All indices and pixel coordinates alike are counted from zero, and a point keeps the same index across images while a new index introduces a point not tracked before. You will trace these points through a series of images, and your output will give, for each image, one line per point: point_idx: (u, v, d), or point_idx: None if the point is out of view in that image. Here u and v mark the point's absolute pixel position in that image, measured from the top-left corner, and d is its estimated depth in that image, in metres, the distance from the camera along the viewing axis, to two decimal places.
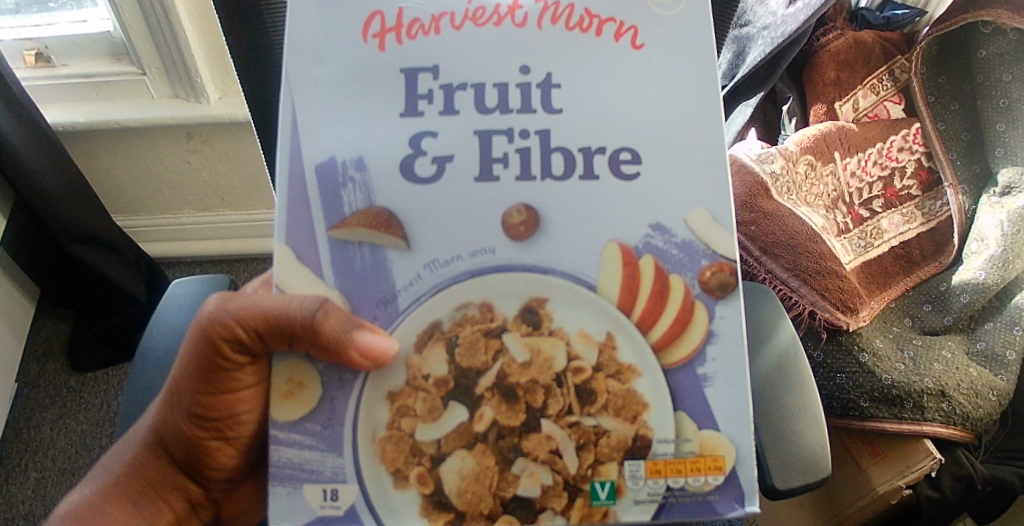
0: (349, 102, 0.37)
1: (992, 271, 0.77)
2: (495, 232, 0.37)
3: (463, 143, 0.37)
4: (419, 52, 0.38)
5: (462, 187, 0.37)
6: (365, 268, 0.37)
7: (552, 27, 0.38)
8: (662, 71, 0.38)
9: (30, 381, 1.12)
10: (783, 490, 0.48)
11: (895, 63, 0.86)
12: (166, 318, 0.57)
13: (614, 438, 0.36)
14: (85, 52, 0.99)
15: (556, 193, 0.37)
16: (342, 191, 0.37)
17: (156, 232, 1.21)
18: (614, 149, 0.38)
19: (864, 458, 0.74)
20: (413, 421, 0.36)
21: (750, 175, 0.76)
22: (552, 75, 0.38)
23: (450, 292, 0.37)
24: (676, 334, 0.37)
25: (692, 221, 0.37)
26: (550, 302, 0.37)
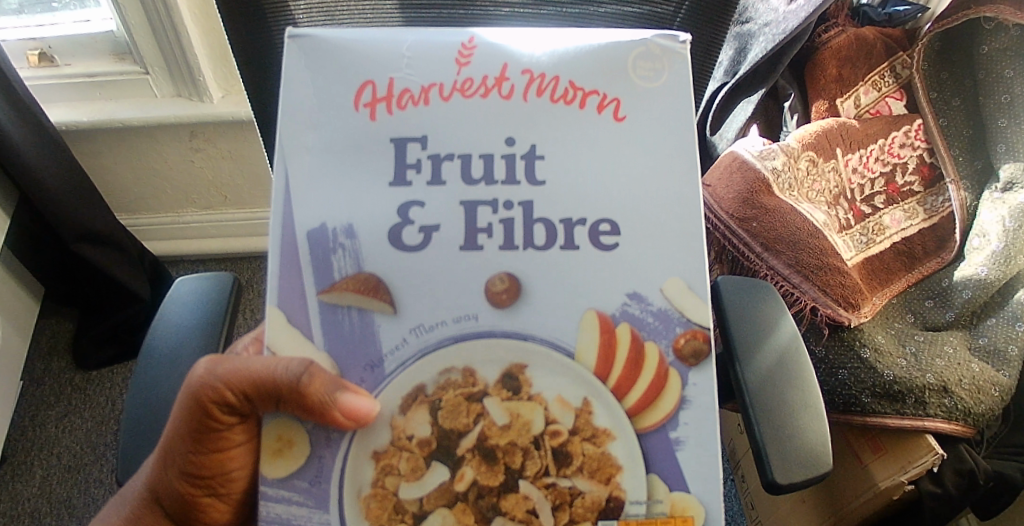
0: (340, 169, 0.38)
1: (994, 267, 0.76)
2: (478, 298, 0.38)
3: (450, 215, 0.39)
4: (408, 123, 0.39)
5: (447, 255, 0.38)
6: (353, 332, 0.37)
7: (537, 99, 0.39)
8: (640, 141, 0.39)
9: (35, 378, 1.13)
10: (784, 485, 0.49)
11: (896, 59, 0.86)
12: (171, 317, 0.57)
13: (589, 499, 0.36)
14: (87, 52, 0.99)
15: (537, 261, 0.38)
16: (332, 256, 0.38)
17: (159, 231, 1.22)
18: (594, 220, 0.39)
19: (866, 453, 0.75)
20: (396, 480, 0.36)
21: (751, 171, 0.77)
22: (536, 147, 0.39)
23: (435, 357, 0.37)
24: (651, 398, 0.37)
25: (668, 290, 0.38)
26: (530, 368, 0.37)
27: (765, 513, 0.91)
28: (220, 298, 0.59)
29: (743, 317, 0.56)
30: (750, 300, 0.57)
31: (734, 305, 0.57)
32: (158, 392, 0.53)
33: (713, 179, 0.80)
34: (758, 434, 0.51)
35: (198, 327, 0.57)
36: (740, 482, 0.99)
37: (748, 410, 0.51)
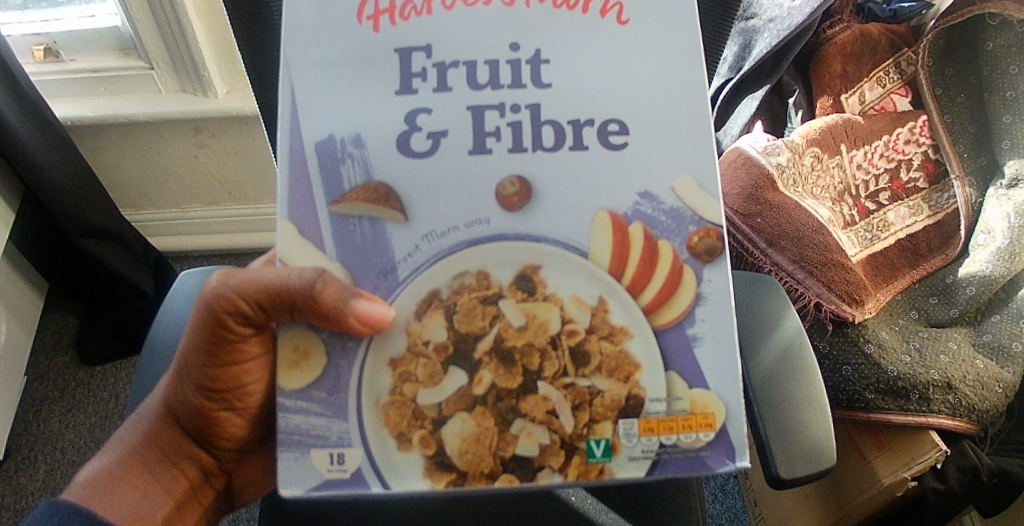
0: (345, 80, 0.38)
1: (999, 263, 0.77)
2: (489, 202, 0.38)
3: (457, 119, 0.38)
4: (411, 31, 0.38)
5: (457, 161, 0.38)
6: (365, 240, 0.38)
7: (540, 6, 0.39)
8: (648, 46, 0.39)
9: (39, 373, 1.13)
10: (788, 479, 0.49)
11: (900, 55, 0.85)
12: (176, 309, 0.58)
13: (608, 398, 0.38)
14: (92, 47, 0.99)
15: (547, 164, 0.38)
16: (340, 166, 0.38)
17: (164, 227, 1.22)
18: (602, 121, 0.39)
19: (870, 450, 0.75)
20: (414, 386, 0.38)
21: (756, 167, 0.77)
22: (541, 52, 0.38)
23: (447, 262, 0.38)
24: (666, 297, 0.38)
25: (679, 189, 0.38)
26: (545, 269, 0.38)
27: (769, 511, 0.91)
28: None
29: (747, 312, 0.57)
30: (751, 294, 0.58)
31: (736, 300, 0.58)
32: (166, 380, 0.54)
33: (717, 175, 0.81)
34: (761, 428, 0.51)
35: None
36: (744, 481, 0.99)
37: (752, 404, 0.52)
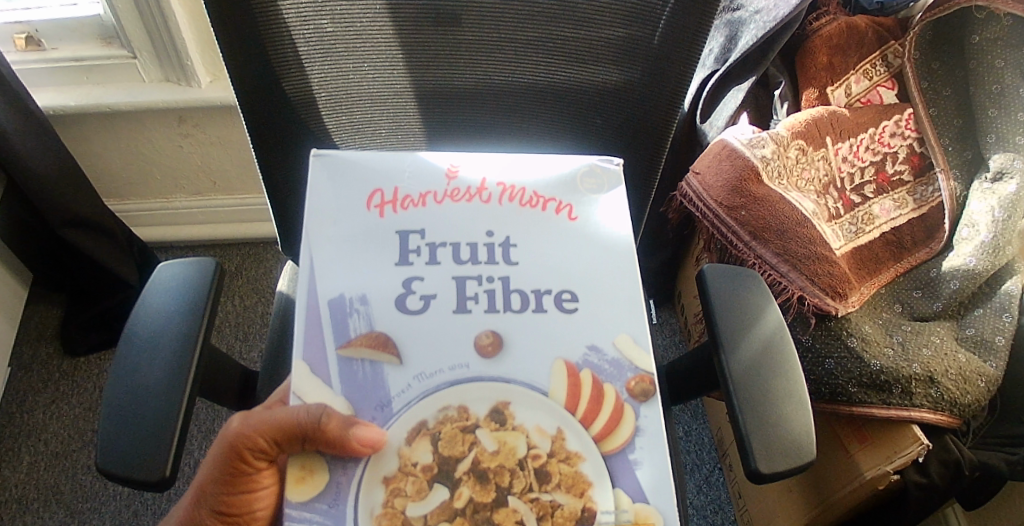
0: (356, 252, 0.45)
1: (982, 257, 0.75)
2: (468, 350, 0.41)
3: (445, 286, 0.44)
4: (408, 219, 0.47)
5: (443, 318, 0.43)
6: (365, 380, 0.40)
7: (509, 204, 0.48)
8: (593, 234, 0.48)
9: (23, 364, 1.13)
10: (767, 473, 0.49)
11: (888, 48, 0.84)
12: (154, 300, 0.57)
13: (566, 510, 0.37)
14: (74, 36, 0.97)
15: (515, 324, 0.43)
16: (349, 320, 0.42)
17: (148, 218, 1.21)
18: (559, 291, 0.45)
19: (853, 444, 0.75)
20: (403, 501, 0.36)
21: (740, 159, 0.77)
22: (510, 238, 0.47)
23: (434, 398, 0.40)
24: (610, 429, 0.40)
25: (619, 343, 0.43)
26: (513, 404, 0.40)
27: (757, 509, 0.91)
28: (203, 280, 0.59)
29: (727, 303, 0.57)
30: (735, 285, 0.59)
31: (720, 291, 0.58)
32: (141, 376, 0.52)
33: (702, 167, 0.80)
34: (741, 420, 0.50)
35: (182, 310, 0.57)
36: (728, 471, 1.00)
37: (731, 398, 0.52)
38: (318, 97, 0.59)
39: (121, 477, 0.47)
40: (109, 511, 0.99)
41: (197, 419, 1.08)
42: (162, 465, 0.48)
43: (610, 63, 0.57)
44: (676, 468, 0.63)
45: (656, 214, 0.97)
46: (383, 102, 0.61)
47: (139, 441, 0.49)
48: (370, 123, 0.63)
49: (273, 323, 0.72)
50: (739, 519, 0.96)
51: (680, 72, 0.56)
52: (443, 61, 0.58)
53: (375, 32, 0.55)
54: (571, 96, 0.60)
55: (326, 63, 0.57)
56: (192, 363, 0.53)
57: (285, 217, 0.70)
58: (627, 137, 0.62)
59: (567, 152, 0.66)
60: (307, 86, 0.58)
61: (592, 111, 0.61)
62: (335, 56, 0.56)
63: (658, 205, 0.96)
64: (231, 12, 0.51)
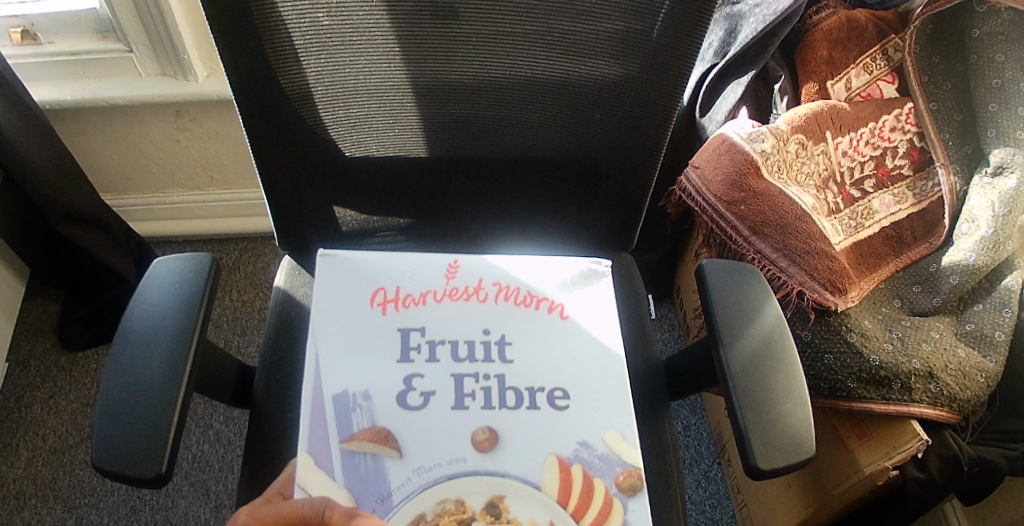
0: (362, 350, 0.50)
1: (982, 253, 0.75)
2: (464, 445, 0.46)
3: (443, 382, 0.49)
4: (409, 319, 0.53)
5: (442, 414, 0.47)
6: (367, 474, 0.43)
7: (504, 303, 0.55)
8: (582, 333, 0.54)
9: (21, 359, 1.12)
10: (766, 470, 0.48)
11: (888, 42, 0.84)
12: (150, 297, 0.57)
13: None
14: (71, 29, 0.96)
15: (508, 418, 0.48)
16: (353, 414, 0.47)
17: (145, 212, 1.21)
18: (550, 388, 0.50)
19: (852, 440, 0.75)
20: None
21: (740, 154, 0.76)
22: (504, 336, 0.52)
23: (432, 491, 0.43)
24: (599, 522, 0.43)
25: (607, 439, 0.47)
26: (507, 497, 0.43)
27: (757, 505, 0.91)
28: (199, 276, 0.59)
29: (727, 299, 0.57)
30: (733, 282, 0.59)
31: (718, 287, 0.58)
32: (138, 372, 0.52)
33: (701, 161, 0.80)
34: (740, 417, 0.50)
35: (178, 306, 0.56)
36: (727, 465, 0.99)
37: (731, 394, 0.51)
38: (314, 91, 0.59)
39: (117, 473, 0.47)
40: (108, 506, 0.99)
41: (195, 413, 1.08)
42: (159, 461, 0.47)
43: (610, 56, 0.56)
44: (675, 464, 0.63)
45: (655, 209, 0.97)
46: (379, 95, 0.61)
47: (135, 437, 0.48)
48: (367, 118, 0.62)
49: (271, 319, 0.72)
50: (738, 514, 0.96)
51: (679, 66, 0.55)
52: (444, 57, 0.57)
53: (372, 26, 0.54)
54: (569, 90, 0.60)
55: (324, 56, 0.56)
56: (188, 360, 0.53)
57: (283, 212, 0.70)
58: (626, 131, 0.62)
59: (566, 146, 0.65)
60: (305, 83, 0.57)
61: (591, 106, 0.61)
62: (334, 51, 0.56)
63: (657, 200, 0.96)
64: (227, 9, 0.51)
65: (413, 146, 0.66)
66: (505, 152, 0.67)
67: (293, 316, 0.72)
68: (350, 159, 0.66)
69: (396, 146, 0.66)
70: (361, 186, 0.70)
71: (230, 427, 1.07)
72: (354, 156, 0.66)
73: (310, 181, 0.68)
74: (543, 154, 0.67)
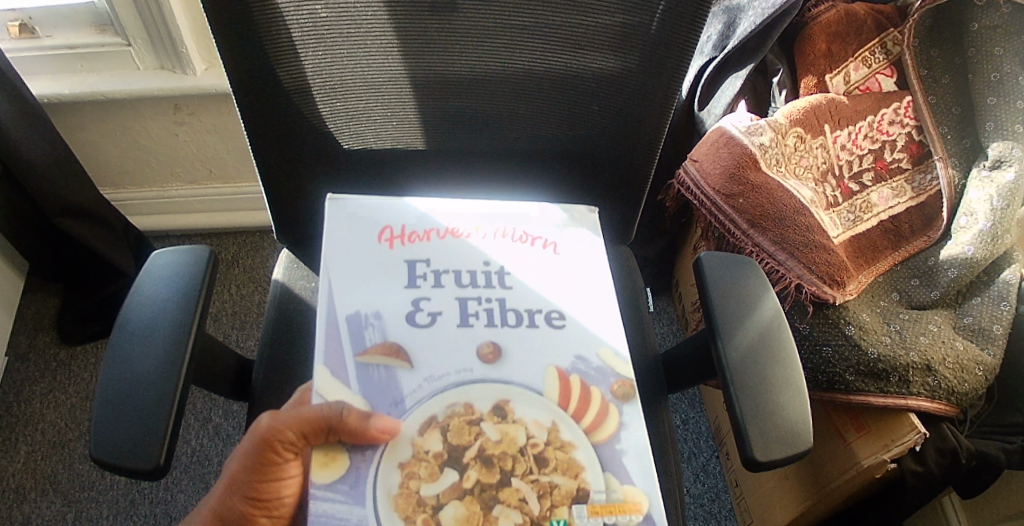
0: (368, 274, 0.48)
1: (981, 246, 0.75)
2: (470, 356, 0.44)
3: (449, 303, 0.47)
4: (415, 250, 0.50)
5: (448, 331, 0.46)
6: (378, 382, 0.42)
7: (503, 237, 0.53)
8: (577, 266, 0.52)
9: (20, 353, 1.12)
10: (763, 462, 0.48)
11: (887, 35, 0.84)
12: (147, 290, 0.57)
13: (563, 490, 0.39)
14: (68, 23, 0.95)
15: (513, 337, 0.46)
16: (365, 330, 0.45)
17: (144, 206, 1.21)
18: (551, 310, 0.48)
19: (850, 432, 0.75)
20: (417, 482, 0.38)
21: (738, 147, 0.76)
22: (507, 267, 0.51)
23: (443, 397, 0.42)
24: (599, 421, 0.43)
25: (604, 354, 0.47)
26: (513, 402, 0.42)
27: (755, 497, 0.91)
28: (196, 270, 0.59)
29: (725, 292, 0.57)
30: (730, 275, 0.58)
31: (715, 280, 0.58)
32: (135, 366, 0.51)
33: (699, 155, 0.80)
34: (738, 409, 0.50)
35: (175, 300, 0.56)
36: (726, 459, 1.00)
37: (728, 387, 0.51)
38: (312, 84, 0.58)
39: (115, 467, 0.47)
40: (107, 499, 0.99)
41: (194, 407, 1.08)
42: (155, 455, 0.47)
43: (609, 48, 0.56)
44: (673, 456, 0.63)
45: (654, 203, 0.97)
46: (377, 89, 0.60)
47: (132, 431, 0.48)
48: (365, 109, 0.62)
49: (269, 310, 0.72)
50: (736, 507, 0.96)
51: (678, 57, 0.55)
52: (441, 48, 0.57)
53: (370, 19, 0.54)
54: (567, 82, 0.59)
55: (321, 49, 0.56)
56: (185, 353, 0.53)
57: (281, 205, 0.70)
58: (625, 123, 0.62)
59: (564, 139, 0.65)
60: (302, 75, 0.57)
61: (590, 98, 0.61)
62: (329, 43, 0.55)
63: (655, 193, 0.96)
64: (227, 10, 0.51)
65: (412, 138, 0.66)
66: (503, 145, 0.67)
67: (292, 310, 0.72)
68: (348, 151, 0.66)
69: (394, 140, 0.66)
70: (359, 179, 0.70)
71: (229, 422, 1.07)
72: (353, 148, 0.66)
73: (308, 174, 0.68)
74: (543, 146, 0.67)
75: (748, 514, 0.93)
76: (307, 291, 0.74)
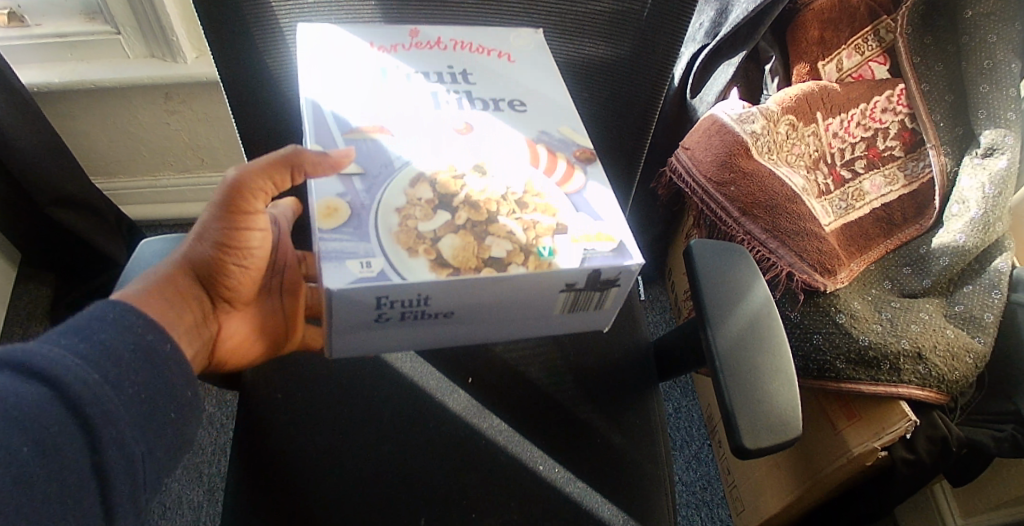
0: (339, 74, 0.50)
1: (972, 234, 0.75)
2: (445, 133, 0.49)
3: (421, 97, 0.51)
4: (385, 51, 0.53)
5: (423, 114, 0.49)
6: (367, 152, 0.46)
7: (461, 49, 0.54)
8: (534, 68, 0.55)
9: (12, 344, 1.12)
10: (752, 449, 0.48)
11: (879, 23, 0.83)
12: (132, 271, 0.53)
13: (541, 227, 0.44)
14: (59, 10, 0.95)
15: (481, 120, 0.50)
16: (348, 115, 0.48)
17: (136, 196, 1.21)
18: (513, 99, 0.53)
19: (841, 420, 0.75)
20: (414, 220, 0.43)
21: (730, 134, 0.76)
22: (470, 71, 0.54)
23: (427, 162, 0.46)
24: (567, 177, 0.48)
25: (563, 130, 0.52)
26: (489, 165, 0.47)
27: (746, 485, 0.91)
28: (184, 252, 0.55)
29: (716, 280, 0.57)
30: (721, 263, 0.58)
31: (705, 268, 0.58)
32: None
33: (691, 142, 0.80)
34: (727, 397, 0.50)
35: None
36: (717, 447, 1.00)
37: (718, 376, 0.51)
38: None
39: None
40: None
41: None
42: None
43: (599, 32, 0.55)
44: (663, 441, 0.63)
45: (645, 191, 0.96)
46: None
47: None
48: None
49: None
50: (728, 495, 0.97)
51: (667, 39, 0.55)
52: None
53: (367, 12, 0.53)
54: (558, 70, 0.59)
55: None
56: None
57: None
58: (614, 109, 0.61)
59: None
60: None
61: (579, 85, 0.60)
62: None
63: (647, 181, 0.96)
64: None
65: None
66: None
67: None
68: None
69: None
70: None
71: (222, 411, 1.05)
72: None
73: None
74: None
75: (739, 501, 0.93)
76: None
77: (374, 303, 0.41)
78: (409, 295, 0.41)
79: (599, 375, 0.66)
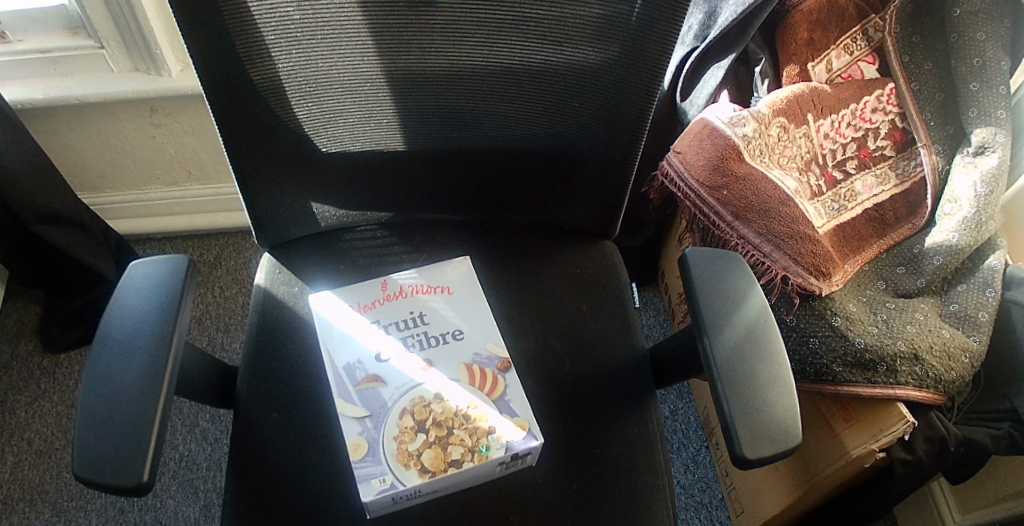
0: (333, 345, 0.64)
1: (965, 233, 0.75)
2: (410, 389, 0.61)
3: (392, 341, 0.64)
4: (371, 316, 0.66)
5: (396, 366, 0.62)
6: (367, 400, 0.60)
7: (419, 293, 0.68)
8: (479, 302, 0.68)
9: (3, 363, 1.10)
10: (753, 459, 0.47)
11: (868, 22, 0.83)
12: (126, 302, 0.56)
13: (476, 428, 0.58)
14: (39, 27, 0.92)
15: (435, 351, 0.64)
16: (347, 376, 0.62)
17: (125, 210, 1.19)
18: (457, 331, 0.66)
19: (838, 423, 0.75)
20: (403, 444, 0.57)
21: (721, 138, 0.76)
22: (427, 313, 0.67)
23: (398, 413, 0.59)
24: (493, 385, 0.61)
25: (493, 347, 0.64)
26: (443, 391, 0.61)
27: (746, 488, 0.91)
28: (175, 280, 0.58)
29: (711, 288, 0.57)
30: (716, 270, 0.58)
31: (701, 277, 0.57)
32: (116, 378, 0.50)
33: (682, 146, 0.80)
34: (726, 406, 0.50)
35: (156, 311, 0.55)
36: (715, 449, 1.00)
37: (716, 385, 0.51)
38: (286, 86, 0.57)
39: (97, 484, 0.45)
40: (96, 507, 0.98)
41: (180, 412, 1.07)
42: (140, 470, 0.46)
43: (587, 40, 0.54)
44: (660, 451, 0.63)
45: (637, 194, 0.96)
46: (356, 91, 0.59)
47: (115, 445, 0.47)
48: (342, 112, 0.61)
49: (251, 318, 0.70)
50: (727, 497, 0.96)
51: (657, 46, 0.54)
52: (420, 50, 0.56)
53: (343, 18, 0.53)
54: (547, 79, 0.58)
55: (295, 51, 0.54)
56: (167, 363, 0.52)
57: (259, 210, 0.68)
58: (605, 118, 0.61)
59: (544, 135, 0.64)
60: (275, 75, 0.56)
61: (569, 94, 0.60)
62: (304, 46, 0.54)
63: (639, 185, 0.95)
64: (193, 10, 0.50)
65: (390, 140, 0.65)
66: (482, 144, 0.66)
67: (270, 317, 0.69)
68: (326, 154, 0.65)
69: (374, 140, 0.65)
70: (336, 180, 0.69)
71: (216, 425, 1.06)
72: (331, 151, 0.65)
73: (285, 177, 0.66)
74: (523, 143, 0.66)
75: (739, 503, 0.93)
76: (289, 296, 0.71)
77: (391, 500, 0.56)
78: (407, 492, 0.55)
79: (595, 384, 0.66)
